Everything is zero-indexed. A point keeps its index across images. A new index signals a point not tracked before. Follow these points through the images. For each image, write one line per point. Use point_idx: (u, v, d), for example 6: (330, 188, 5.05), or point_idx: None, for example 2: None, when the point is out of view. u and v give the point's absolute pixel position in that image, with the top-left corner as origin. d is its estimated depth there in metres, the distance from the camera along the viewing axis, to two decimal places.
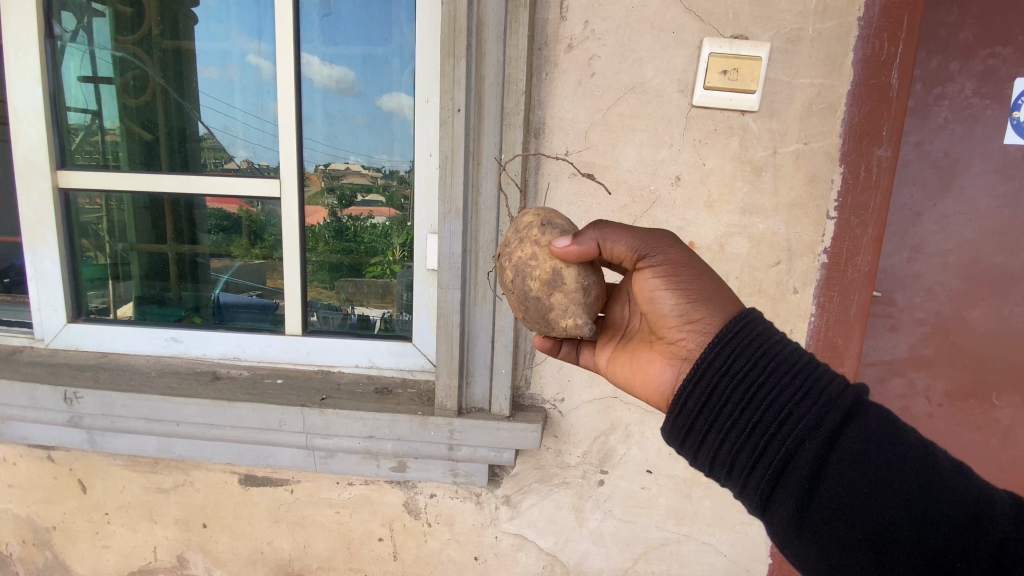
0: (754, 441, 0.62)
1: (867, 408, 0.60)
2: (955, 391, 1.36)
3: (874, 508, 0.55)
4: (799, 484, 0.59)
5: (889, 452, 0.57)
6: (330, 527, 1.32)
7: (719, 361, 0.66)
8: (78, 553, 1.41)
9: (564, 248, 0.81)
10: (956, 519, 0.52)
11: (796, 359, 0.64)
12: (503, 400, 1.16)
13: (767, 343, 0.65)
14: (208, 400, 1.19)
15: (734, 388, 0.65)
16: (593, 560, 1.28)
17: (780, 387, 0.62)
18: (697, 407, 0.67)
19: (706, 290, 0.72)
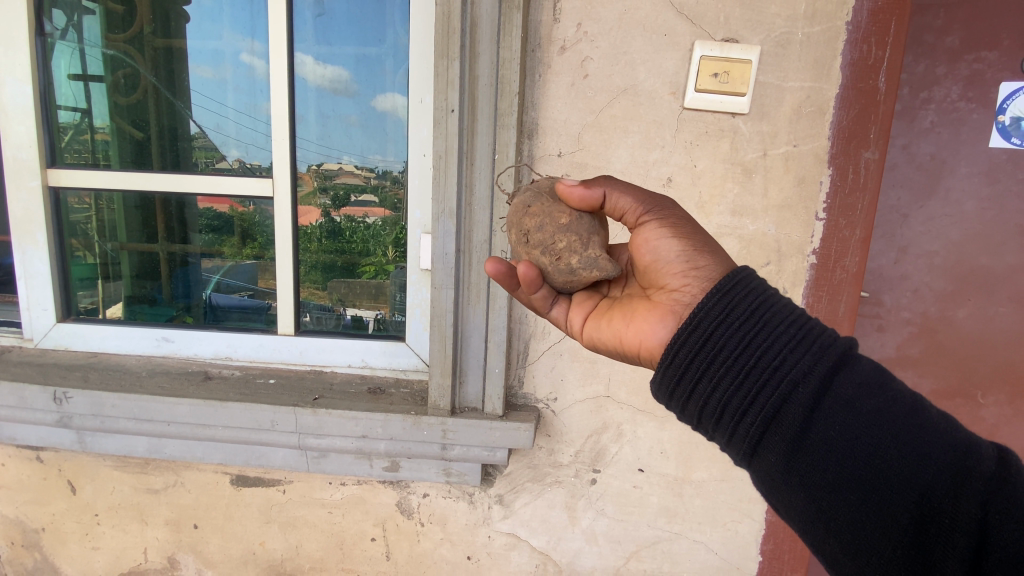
0: (747, 388, 0.63)
1: (860, 357, 0.62)
2: (941, 389, 1.38)
3: (865, 449, 0.57)
4: (791, 426, 0.60)
5: (881, 397, 0.58)
6: (323, 527, 1.32)
7: (716, 308, 0.68)
8: (67, 555, 1.39)
9: (571, 188, 0.84)
10: (946, 460, 0.54)
11: (792, 309, 0.66)
12: (496, 399, 1.17)
13: (764, 293, 0.67)
14: (200, 400, 1.18)
15: (729, 336, 0.66)
16: (585, 559, 1.29)
17: (776, 335, 0.64)
18: (691, 356, 0.68)
19: (708, 244, 0.76)
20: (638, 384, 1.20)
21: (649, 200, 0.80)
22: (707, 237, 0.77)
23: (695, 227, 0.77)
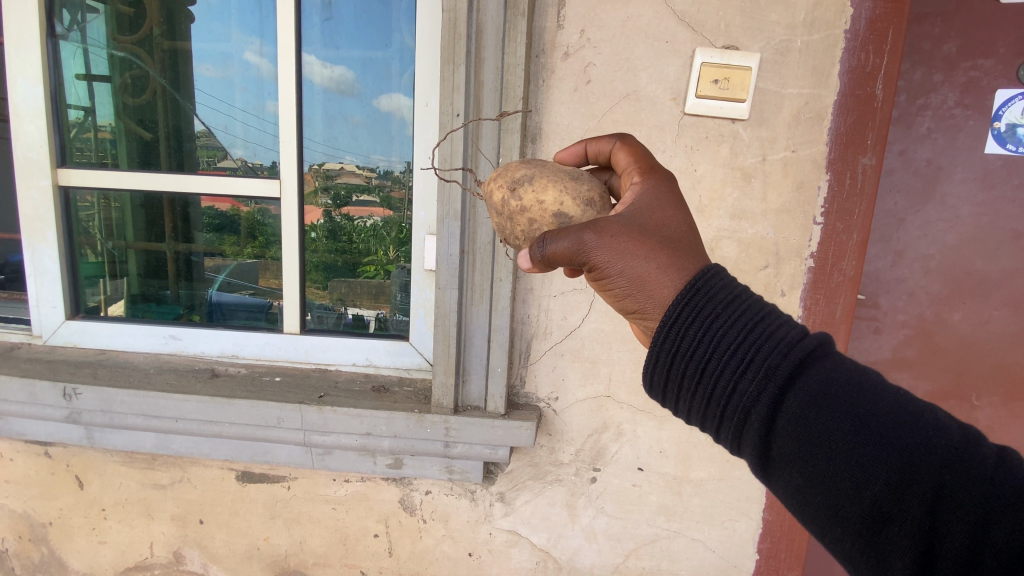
0: (712, 409, 0.67)
1: (812, 367, 0.63)
2: (936, 390, 1.41)
3: (818, 466, 0.59)
4: (752, 444, 0.64)
5: (830, 412, 0.59)
6: (327, 524, 1.34)
7: (669, 336, 0.69)
8: (73, 549, 1.41)
9: (526, 269, 0.84)
10: (893, 470, 0.55)
11: (741, 324, 0.66)
12: (498, 397, 1.19)
13: (713, 311, 0.68)
14: (207, 396, 1.20)
15: (686, 360, 0.68)
16: (584, 556, 1.31)
17: (725, 360, 0.66)
18: (659, 380, 0.72)
19: (648, 269, 0.73)
20: (638, 384, 1.22)
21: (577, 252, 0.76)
22: (643, 262, 0.73)
23: (626, 258, 0.73)
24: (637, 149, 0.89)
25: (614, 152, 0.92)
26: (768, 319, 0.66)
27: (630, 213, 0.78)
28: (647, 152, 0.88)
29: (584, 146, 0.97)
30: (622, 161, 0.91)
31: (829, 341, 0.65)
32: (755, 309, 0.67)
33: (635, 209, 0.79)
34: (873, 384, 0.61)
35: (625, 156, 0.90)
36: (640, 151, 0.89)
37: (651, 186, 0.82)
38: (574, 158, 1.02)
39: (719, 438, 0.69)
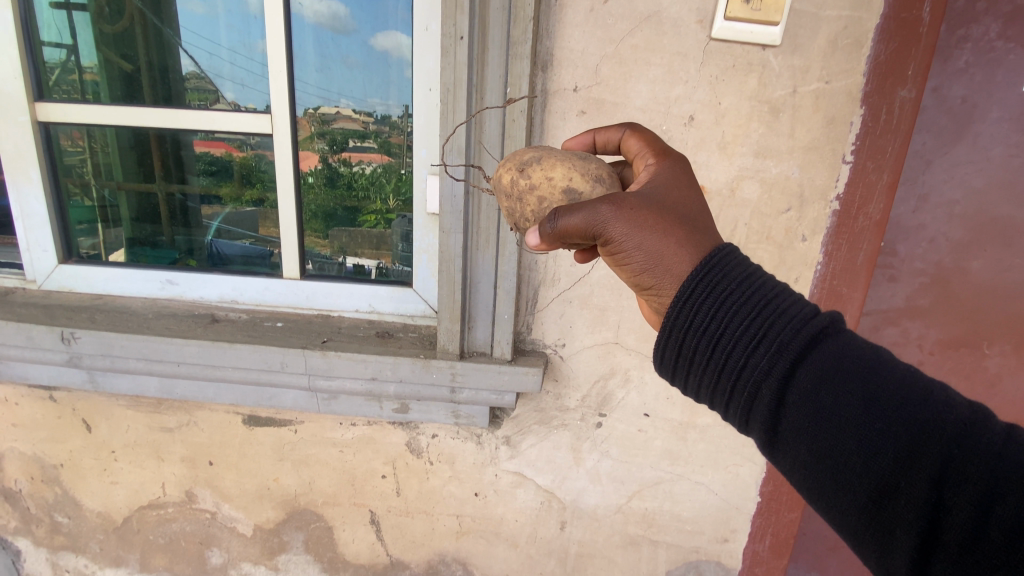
0: (723, 386, 0.67)
1: (822, 343, 0.63)
2: (947, 339, 1.39)
3: (825, 440, 0.59)
4: (760, 419, 0.65)
5: (841, 388, 0.59)
6: (335, 465, 1.35)
7: (682, 311, 0.68)
8: (87, 490, 1.43)
9: (535, 243, 0.80)
10: (900, 443, 0.55)
11: (754, 301, 0.66)
12: (505, 343, 1.16)
13: (727, 288, 0.67)
14: (208, 340, 1.18)
15: (697, 336, 0.68)
16: (588, 497, 1.33)
17: (736, 337, 0.65)
18: (669, 356, 0.71)
19: (667, 245, 0.71)
20: (647, 331, 1.19)
21: (593, 224, 0.74)
22: (663, 236, 0.71)
23: (646, 231, 0.72)
24: (651, 135, 0.87)
25: (625, 139, 0.90)
26: (782, 296, 0.66)
27: (648, 190, 0.76)
28: (660, 138, 0.87)
29: (593, 133, 0.94)
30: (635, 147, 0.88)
31: (840, 319, 0.65)
32: (769, 287, 0.66)
33: (652, 186, 0.77)
34: (883, 360, 0.61)
35: (638, 142, 0.88)
36: (653, 136, 0.87)
37: (667, 168, 0.81)
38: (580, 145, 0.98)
39: (728, 414, 0.70)
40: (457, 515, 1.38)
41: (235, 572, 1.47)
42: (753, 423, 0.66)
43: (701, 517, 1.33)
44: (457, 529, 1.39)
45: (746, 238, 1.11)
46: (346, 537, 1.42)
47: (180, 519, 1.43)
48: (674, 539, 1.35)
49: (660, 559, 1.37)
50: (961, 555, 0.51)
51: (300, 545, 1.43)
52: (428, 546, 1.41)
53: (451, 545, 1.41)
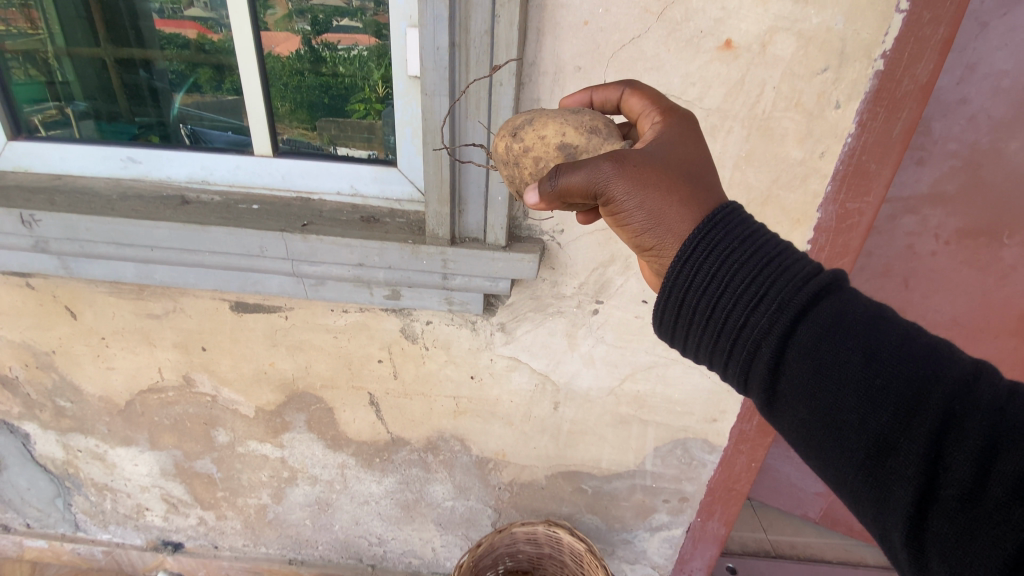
0: (725, 344, 0.69)
1: (824, 302, 0.65)
2: (966, 229, 1.43)
3: (823, 399, 0.62)
4: (760, 377, 0.67)
5: (840, 345, 0.62)
6: (329, 351, 1.35)
7: (683, 271, 0.69)
8: (84, 374, 1.44)
9: (535, 204, 0.79)
10: (900, 399, 0.58)
11: (759, 258, 0.67)
12: (499, 228, 1.08)
13: (730, 247, 0.68)
14: (179, 223, 1.09)
15: (702, 294, 0.69)
16: (582, 380, 1.35)
17: (739, 294, 0.67)
18: (673, 314, 0.72)
19: (669, 205, 0.71)
20: None
21: (595, 182, 0.73)
22: (664, 196, 0.71)
23: (647, 190, 0.71)
24: (650, 93, 0.86)
25: (625, 99, 0.89)
26: (786, 255, 0.67)
27: (653, 148, 0.75)
28: (661, 95, 0.86)
29: (590, 93, 0.92)
30: (637, 106, 0.87)
31: (842, 278, 0.67)
32: (772, 245, 0.68)
33: (659, 144, 0.76)
34: (884, 318, 0.63)
35: (640, 101, 0.86)
36: (654, 94, 0.86)
37: (674, 127, 0.79)
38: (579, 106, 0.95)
39: (728, 373, 0.72)
40: (454, 397, 1.40)
41: (242, 448, 1.54)
42: (752, 382, 0.69)
43: (692, 399, 1.35)
44: (454, 410, 1.43)
45: (771, 105, 0.98)
46: (346, 417, 1.46)
47: (181, 402, 1.46)
48: (663, 419, 1.39)
49: (649, 436, 1.42)
50: (959, 510, 0.54)
51: (302, 424, 1.48)
52: (427, 424, 1.46)
53: (449, 423, 1.45)
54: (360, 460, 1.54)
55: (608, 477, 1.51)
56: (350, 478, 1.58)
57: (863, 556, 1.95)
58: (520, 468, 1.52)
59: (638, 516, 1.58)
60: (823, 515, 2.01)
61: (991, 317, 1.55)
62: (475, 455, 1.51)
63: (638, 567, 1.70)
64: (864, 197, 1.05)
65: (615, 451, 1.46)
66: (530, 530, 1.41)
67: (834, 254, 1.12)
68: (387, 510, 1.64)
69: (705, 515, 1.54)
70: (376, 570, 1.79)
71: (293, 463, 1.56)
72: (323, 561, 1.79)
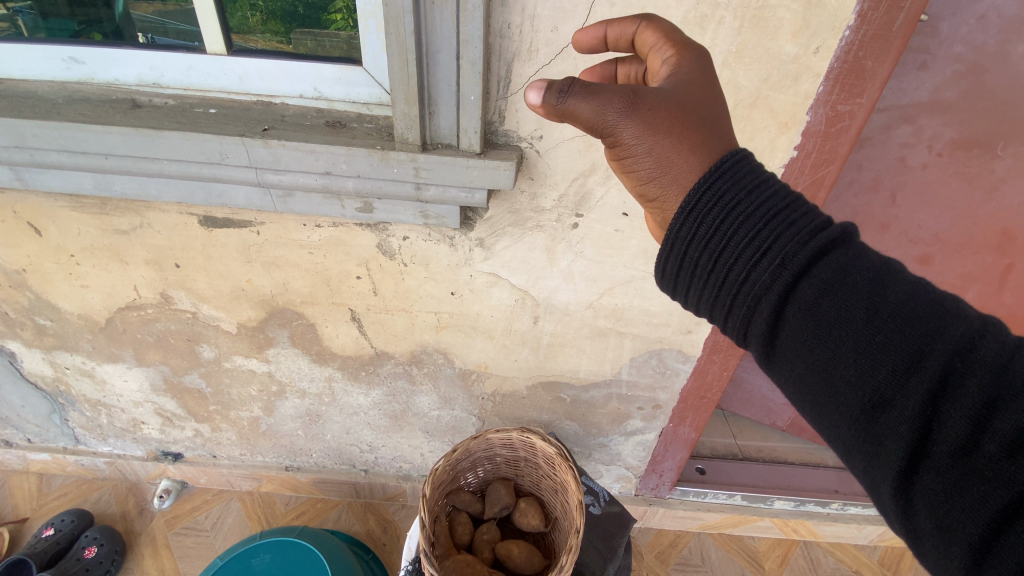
0: (726, 299, 0.69)
1: (829, 257, 0.65)
2: (961, 140, 1.39)
3: (820, 353, 0.63)
4: (760, 330, 0.68)
5: (843, 301, 0.62)
6: (306, 267, 1.33)
7: (686, 224, 0.68)
8: (60, 293, 1.42)
9: (535, 105, 0.69)
10: (900, 357, 0.58)
11: (767, 213, 0.66)
12: (472, 133, 1.02)
13: (735, 196, 0.66)
14: (130, 128, 1.03)
15: (702, 248, 0.68)
16: (561, 295, 1.35)
17: (741, 250, 0.66)
18: (673, 267, 0.71)
19: (682, 150, 0.68)
20: None
21: (604, 117, 0.68)
22: (675, 146, 0.68)
23: (658, 138, 0.68)
24: (667, 26, 0.76)
25: (640, 34, 0.78)
26: (794, 207, 0.66)
27: (670, 87, 0.70)
28: (678, 28, 0.76)
29: (604, 28, 0.80)
30: (649, 41, 0.77)
31: (851, 237, 0.67)
32: (780, 196, 0.66)
33: (673, 83, 0.70)
34: (889, 276, 0.63)
35: (654, 34, 0.77)
36: (670, 27, 0.76)
37: (689, 62, 0.73)
38: (591, 44, 0.83)
39: (728, 327, 0.72)
40: (436, 312, 1.41)
41: (229, 363, 1.56)
42: (752, 336, 0.69)
43: (670, 312, 1.36)
44: (436, 325, 1.44)
45: None
46: (329, 333, 1.48)
47: (163, 319, 1.46)
48: (641, 331, 1.42)
49: (626, 348, 1.46)
50: (951, 466, 0.55)
51: (286, 340, 1.50)
52: (410, 339, 1.48)
53: (432, 338, 1.48)
54: (346, 374, 1.58)
55: (586, 387, 1.57)
56: (338, 391, 1.63)
57: (823, 458, 2.09)
58: (502, 379, 1.57)
59: (614, 422, 1.66)
60: (790, 424, 2.12)
61: (973, 232, 1.55)
62: (458, 367, 1.54)
63: (613, 468, 1.83)
64: (857, 98, 1.00)
65: (593, 362, 1.50)
66: (506, 436, 1.48)
67: (821, 161, 1.08)
68: (376, 419, 1.71)
69: (677, 421, 1.63)
70: (369, 474, 1.90)
71: (280, 377, 1.60)
72: (319, 466, 1.90)
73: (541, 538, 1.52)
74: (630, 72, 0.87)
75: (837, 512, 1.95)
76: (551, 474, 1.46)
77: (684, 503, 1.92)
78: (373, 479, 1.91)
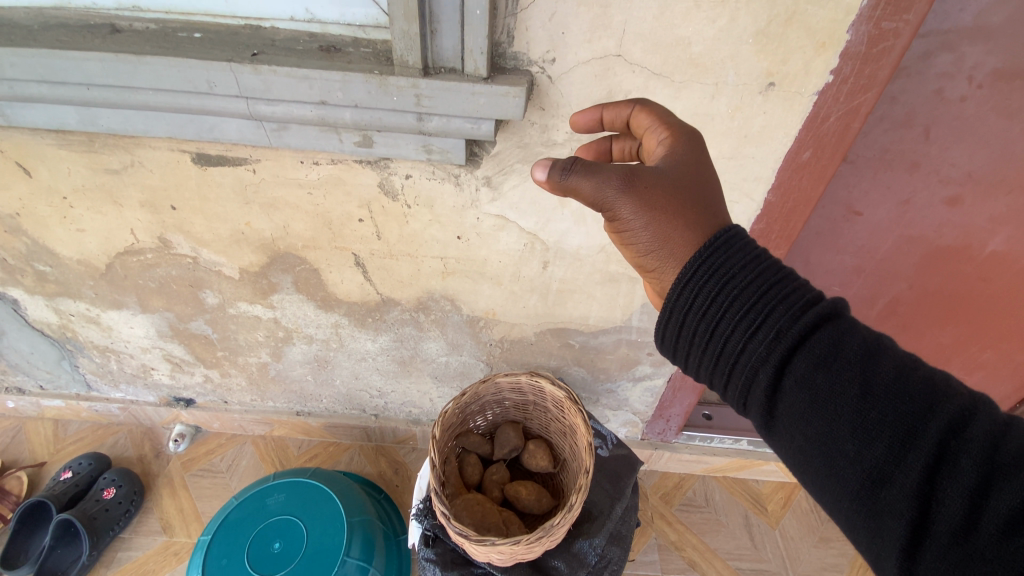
0: (726, 367, 0.75)
1: (821, 330, 0.70)
2: (1005, 70, 1.27)
3: (813, 424, 0.68)
4: (758, 398, 0.73)
5: (832, 374, 0.68)
6: (306, 208, 1.28)
7: (684, 295, 0.75)
8: (56, 238, 1.39)
9: (541, 180, 0.80)
10: (893, 432, 0.63)
11: (760, 289, 0.72)
12: (478, 54, 0.93)
13: (730, 272, 0.73)
14: (109, 53, 0.95)
15: (701, 317, 0.75)
16: (572, 239, 1.30)
17: (737, 322, 0.72)
18: (674, 331, 0.78)
19: (676, 227, 0.76)
20: (659, 36, 0.95)
21: (604, 194, 0.76)
22: (666, 219, 0.76)
23: (650, 211, 0.76)
24: (659, 110, 0.87)
25: (634, 116, 0.90)
26: (786, 284, 0.72)
27: (664, 166, 0.78)
28: (670, 112, 0.87)
29: (600, 111, 0.93)
30: (644, 123, 0.88)
31: (843, 311, 0.72)
32: (773, 272, 0.72)
33: (669, 163, 0.79)
34: (880, 351, 0.68)
35: (648, 117, 0.87)
36: (662, 111, 0.87)
37: (681, 143, 0.81)
38: (587, 124, 0.95)
39: (732, 393, 0.78)
40: (442, 257, 1.37)
41: (234, 310, 1.55)
42: (752, 403, 0.75)
43: None
44: (442, 270, 1.40)
45: None
46: (334, 278, 1.44)
47: (163, 265, 1.43)
48: None
49: (638, 293, 1.42)
50: (952, 545, 0.58)
51: (289, 286, 1.47)
52: (416, 285, 1.45)
53: (438, 284, 1.44)
54: (353, 320, 1.56)
55: (595, 333, 1.54)
56: (345, 337, 1.62)
57: None
58: (510, 326, 1.55)
59: (623, 369, 1.65)
60: None
61: (1007, 174, 1.45)
62: (466, 314, 1.52)
63: (620, 413, 1.83)
64: (903, 14, 0.89)
65: (603, 308, 1.46)
66: (514, 380, 1.47)
67: (857, 87, 0.99)
68: (384, 366, 1.71)
69: None
70: (379, 418, 1.93)
71: (286, 324, 1.58)
72: (329, 411, 1.93)
73: (550, 479, 1.54)
74: (623, 147, 0.99)
75: None
76: (560, 417, 1.46)
77: (690, 447, 1.94)
78: (383, 424, 1.93)
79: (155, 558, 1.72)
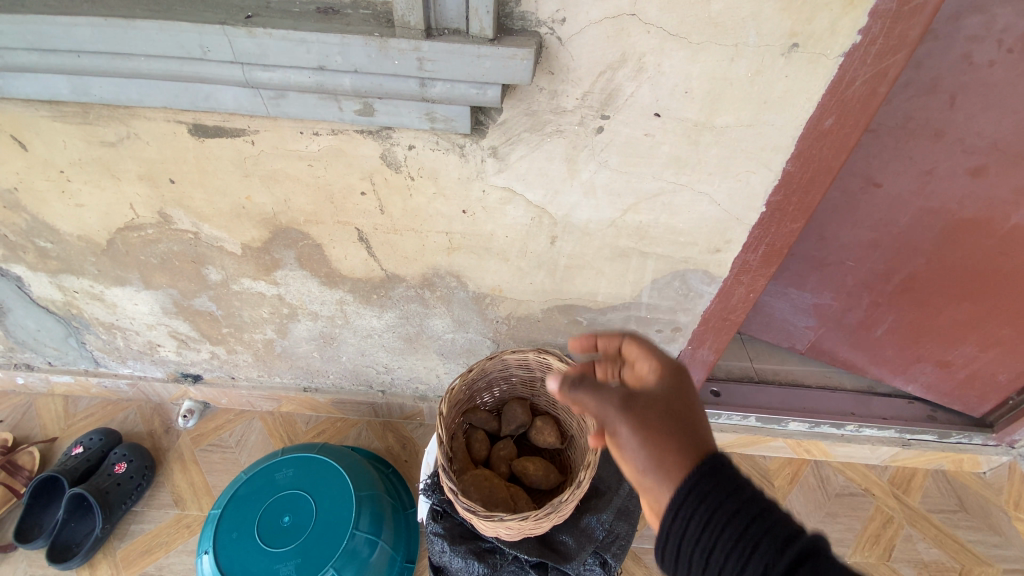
0: None
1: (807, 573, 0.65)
2: None
3: None
4: None
5: None
6: (307, 181, 1.24)
7: (675, 522, 0.73)
8: (55, 213, 1.36)
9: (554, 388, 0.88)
10: None
11: (745, 525, 0.69)
12: (484, 12, 0.88)
13: (715, 503, 0.71)
14: (98, 17, 0.91)
15: (695, 545, 0.71)
16: (581, 212, 1.26)
17: (726, 557, 0.69)
18: (670, 553, 0.75)
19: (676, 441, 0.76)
20: None
21: (605, 410, 0.82)
22: (665, 447, 0.76)
23: (648, 439, 0.76)
24: (647, 345, 0.97)
25: (626, 345, 1.00)
26: (768, 519, 0.69)
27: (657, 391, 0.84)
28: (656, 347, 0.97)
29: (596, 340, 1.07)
30: (635, 352, 0.98)
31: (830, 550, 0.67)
32: (754, 503, 0.70)
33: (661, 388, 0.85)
34: None
35: (637, 349, 0.97)
36: (651, 346, 0.97)
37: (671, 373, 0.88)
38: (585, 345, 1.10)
39: None
40: (447, 232, 1.34)
41: (237, 286, 1.53)
42: None
43: (697, 229, 1.27)
44: (448, 246, 1.37)
45: None
46: (337, 254, 1.42)
47: (164, 240, 1.41)
48: (665, 251, 1.33)
49: (648, 269, 1.38)
50: None
51: (292, 261, 1.44)
52: (421, 261, 1.42)
53: (443, 260, 1.41)
54: (358, 297, 1.54)
55: (604, 310, 1.51)
56: (351, 314, 1.60)
57: (840, 382, 2.09)
58: (517, 302, 1.52)
59: None
60: (809, 348, 2.09)
61: None
62: (472, 291, 1.49)
63: None
64: None
65: (612, 284, 1.43)
66: (522, 357, 1.46)
67: (887, 48, 0.93)
68: (390, 342, 1.70)
69: (697, 344, 1.59)
70: (386, 394, 1.93)
71: (291, 300, 1.56)
72: (336, 388, 1.93)
73: (557, 455, 1.54)
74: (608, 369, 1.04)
75: (851, 434, 1.96)
76: None
77: None
78: (391, 400, 1.93)
79: (167, 530, 1.75)
